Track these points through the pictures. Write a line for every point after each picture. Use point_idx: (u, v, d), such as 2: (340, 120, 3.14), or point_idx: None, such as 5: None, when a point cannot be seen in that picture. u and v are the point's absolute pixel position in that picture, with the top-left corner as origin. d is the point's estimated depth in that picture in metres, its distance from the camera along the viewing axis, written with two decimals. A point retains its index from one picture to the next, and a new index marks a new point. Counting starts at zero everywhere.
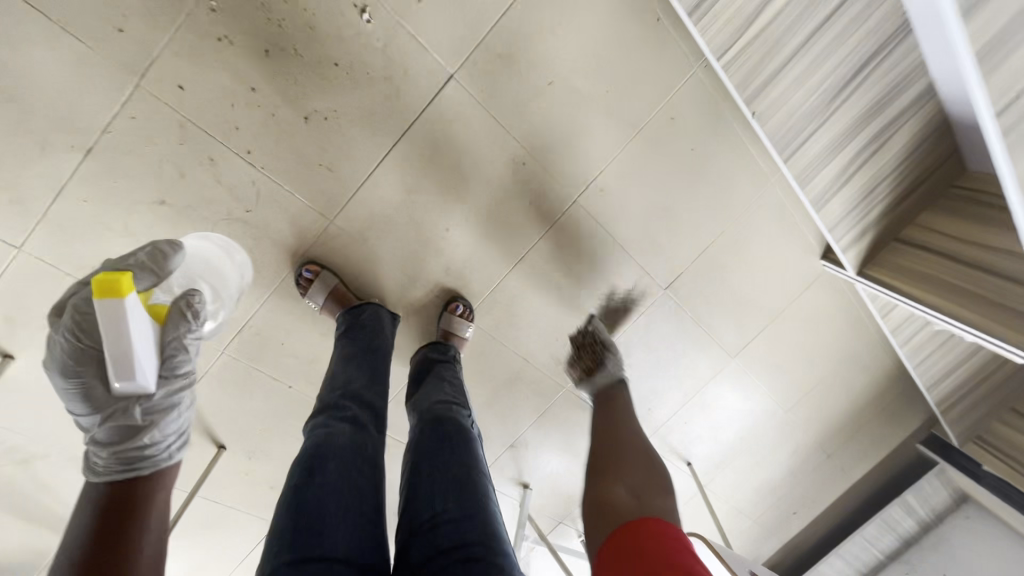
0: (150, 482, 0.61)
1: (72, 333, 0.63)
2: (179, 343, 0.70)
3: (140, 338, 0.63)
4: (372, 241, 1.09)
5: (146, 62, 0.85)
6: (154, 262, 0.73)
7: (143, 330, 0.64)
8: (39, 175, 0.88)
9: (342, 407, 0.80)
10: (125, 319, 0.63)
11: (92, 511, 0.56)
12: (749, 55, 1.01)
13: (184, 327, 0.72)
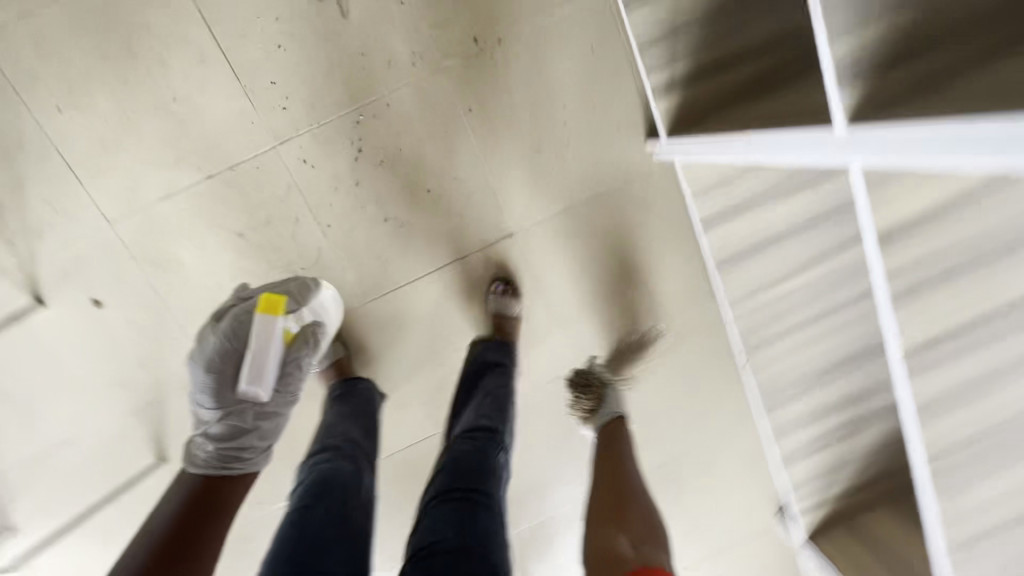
0: (235, 476, 0.84)
1: (222, 350, 0.86)
2: (292, 363, 0.92)
3: (263, 359, 0.86)
4: (389, 332, 1.20)
5: (290, 136, 1.06)
6: (300, 294, 0.97)
7: (271, 349, 0.87)
8: (161, 178, 1.05)
9: (341, 447, 0.83)
10: (265, 337, 0.87)
11: (195, 486, 0.80)
12: (757, 314, 1.17)
13: (303, 350, 0.93)
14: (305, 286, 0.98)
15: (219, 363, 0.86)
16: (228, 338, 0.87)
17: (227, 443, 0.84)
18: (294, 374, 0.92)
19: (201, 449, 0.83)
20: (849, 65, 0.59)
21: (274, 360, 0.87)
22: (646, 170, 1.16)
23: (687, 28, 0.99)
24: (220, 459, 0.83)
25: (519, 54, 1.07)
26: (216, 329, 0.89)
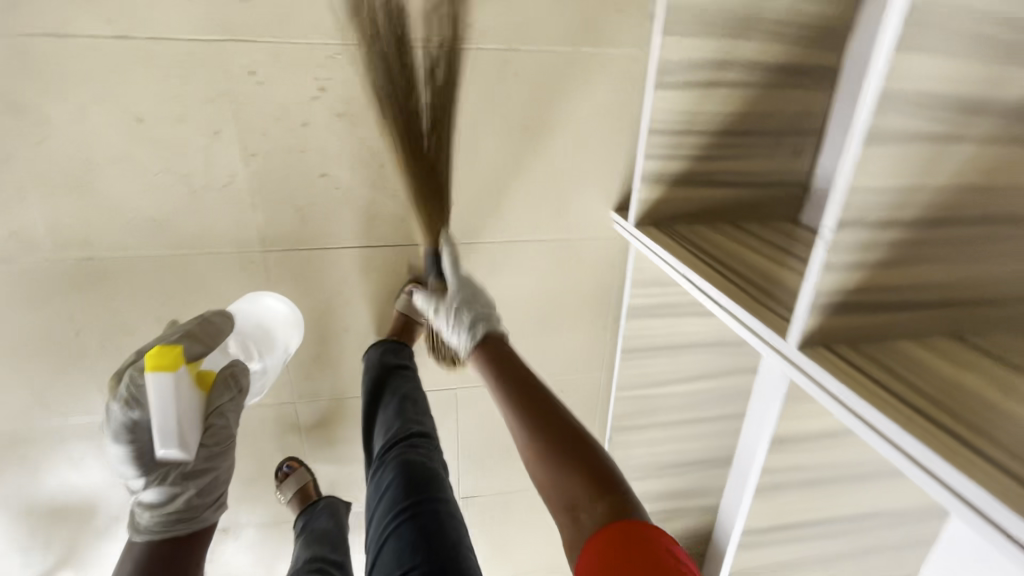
0: (191, 534, 0.93)
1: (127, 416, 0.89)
2: (216, 411, 0.96)
3: (182, 413, 0.89)
4: (280, 289, 1.07)
5: (244, 38, 0.87)
6: (204, 336, 0.95)
7: (185, 403, 0.89)
8: (58, 11, 0.81)
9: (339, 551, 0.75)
10: (168, 396, 0.86)
11: (145, 553, 0.88)
12: (637, 403, 1.23)
13: (225, 395, 0.97)
14: (213, 318, 0.97)
15: (131, 430, 0.90)
16: (131, 406, 0.89)
17: (171, 508, 0.91)
18: (215, 428, 0.96)
19: (142, 519, 0.90)
20: (831, 300, 0.57)
21: (187, 413, 0.89)
22: (603, 238, 1.14)
23: (697, 133, 0.97)
24: (177, 517, 0.92)
25: (533, 73, 0.97)
26: (115, 396, 0.90)
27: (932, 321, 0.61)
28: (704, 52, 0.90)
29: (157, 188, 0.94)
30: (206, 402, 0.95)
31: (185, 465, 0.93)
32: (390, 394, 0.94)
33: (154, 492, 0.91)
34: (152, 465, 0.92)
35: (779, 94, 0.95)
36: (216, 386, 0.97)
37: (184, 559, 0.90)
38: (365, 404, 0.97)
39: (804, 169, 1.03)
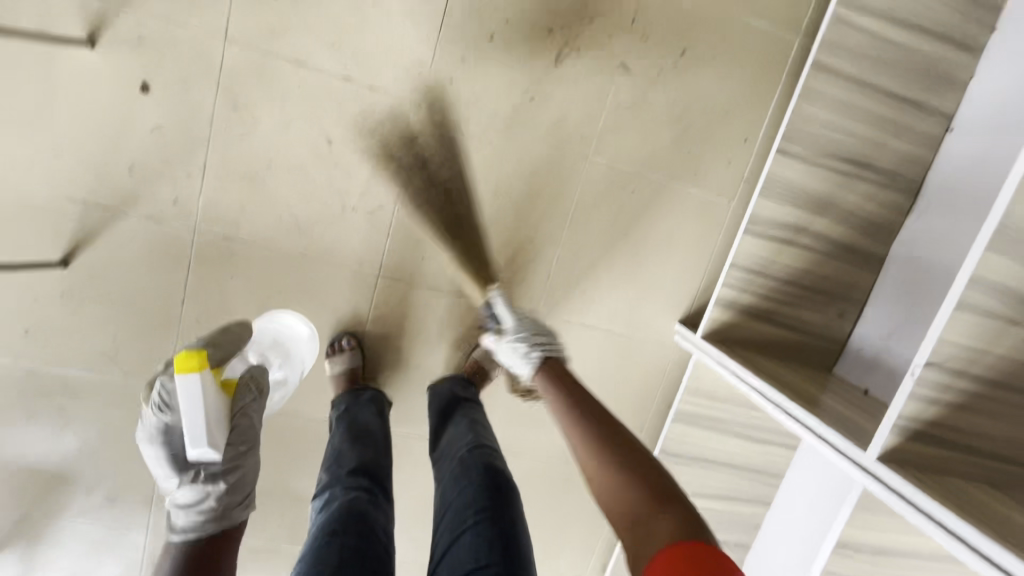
0: (229, 532, 0.82)
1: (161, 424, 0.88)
2: (241, 411, 0.94)
3: (209, 413, 0.87)
4: (376, 311, 1.16)
5: (436, 105, 1.07)
6: (224, 343, 0.97)
7: (212, 404, 0.88)
8: (304, 45, 1.00)
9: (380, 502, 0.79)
10: (197, 397, 0.86)
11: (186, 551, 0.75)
12: None
13: (247, 396, 0.96)
14: (234, 328, 1.00)
15: (165, 431, 0.88)
16: (161, 409, 0.87)
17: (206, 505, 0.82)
18: (241, 421, 0.93)
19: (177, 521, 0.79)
20: (905, 425, 0.70)
21: (216, 412, 0.88)
22: (663, 343, 1.28)
23: (768, 277, 1.16)
24: (212, 517, 0.81)
25: (647, 194, 1.18)
26: (148, 401, 0.89)
27: (977, 467, 0.74)
28: (787, 217, 1.13)
29: (315, 197, 1.07)
30: (232, 404, 0.94)
31: (213, 465, 0.86)
32: (471, 406, 1.03)
33: (186, 492, 0.82)
34: (185, 467, 0.88)
35: (836, 264, 1.16)
36: (240, 386, 0.97)
37: (219, 555, 0.77)
38: (439, 409, 1.04)
39: (846, 329, 1.21)
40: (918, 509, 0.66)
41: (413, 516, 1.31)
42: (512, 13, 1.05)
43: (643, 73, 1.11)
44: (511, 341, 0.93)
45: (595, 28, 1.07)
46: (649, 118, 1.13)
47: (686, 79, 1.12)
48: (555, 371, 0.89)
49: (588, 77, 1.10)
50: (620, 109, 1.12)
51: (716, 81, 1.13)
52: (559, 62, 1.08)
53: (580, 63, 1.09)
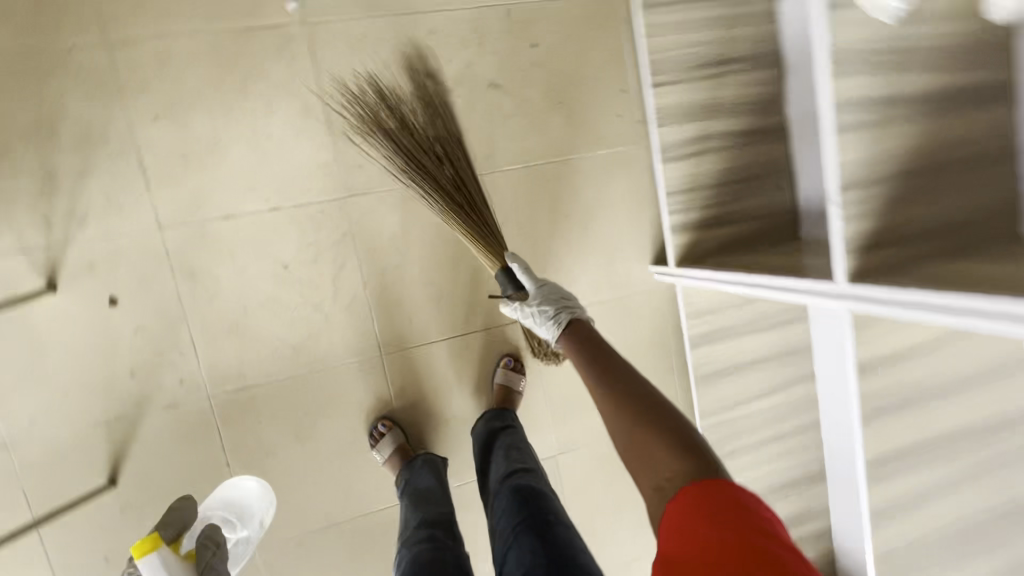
0: None
1: None
2: (210, 569, 0.91)
3: None
4: (395, 387, 1.23)
5: (359, 192, 1.17)
6: (168, 523, 0.96)
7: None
8: (228, 200, 1.11)
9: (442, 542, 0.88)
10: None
11: None
12: (722, 429, 1.34)
13: (208, 551, 0.93)
14: (182, 504, 1.01)
15: None
16: None
17: None
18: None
19: None
20: (852, 244, 0.79)
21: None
22: (649, 288, 1.36)
23: (703, 188, 1.26)
24: None
25: (568, 174, 1.29)
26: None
27: (934, 248, 0.82)
28: (689, 133, 1.24)
29: (296, 318, 1.16)
30: (197, 568, 0.90)
31: None
32: (505, 437, 1.08)
33: None
34: None
35: (751, 149, 1.27)
36: (199, 543, 0.94)
37: None
38: (483, 447, 1.09)
39: (790, 197, 1.31)
40: (891, 301, 0.75)
41: None
42: (382, 88, 1.17)
43: (511, 81, 1.23)
44: (540, 310, 1.02)
45: (455, 66, 1.20)
46: (537, 113, 1.25)
47: (549, 67, 1.25)
48: (578, 330, 0.99)
49: (469, 106, 1.22)
50: (509, 118, 1.24)
51: (574, 57, 1.26)
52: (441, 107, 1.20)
53: (458, 99, 1.21)
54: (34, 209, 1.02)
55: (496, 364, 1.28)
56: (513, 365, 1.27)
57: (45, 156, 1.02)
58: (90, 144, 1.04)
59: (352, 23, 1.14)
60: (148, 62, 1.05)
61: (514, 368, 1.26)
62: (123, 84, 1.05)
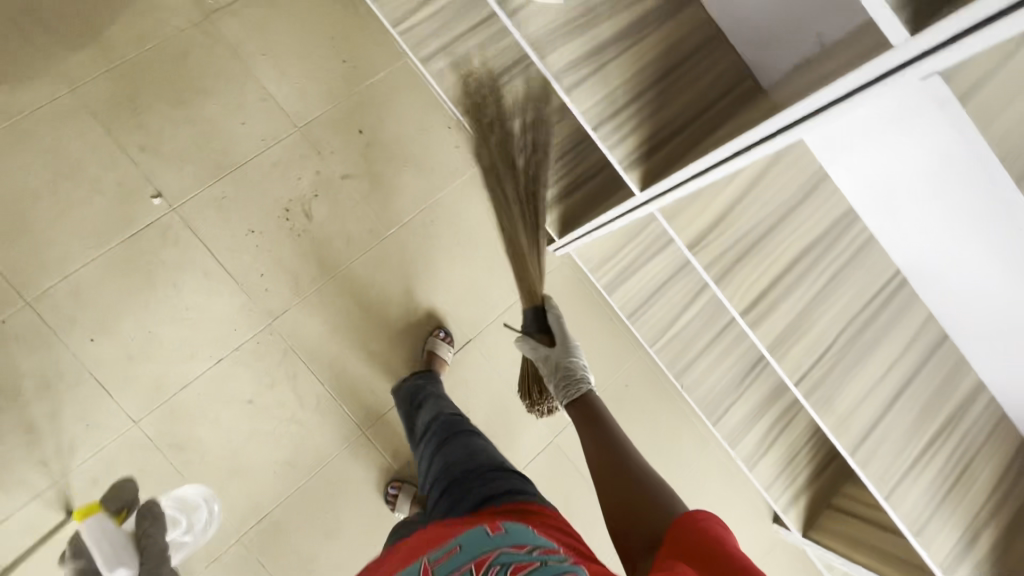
0: None
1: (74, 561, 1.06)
2: (144, 530, 1.08)
3: (109, 551, 1.04)
4: (389, 451, 1.38)
5: (281, 312, 1.36)
6: (116, 493, 1.15)
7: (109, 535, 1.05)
8: (179, 373, 1.28)
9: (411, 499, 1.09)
10: (95, 532, 1.04)
11: None
12: (674, 346, 1.46)
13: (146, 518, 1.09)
14: (122, 483, 1.17)
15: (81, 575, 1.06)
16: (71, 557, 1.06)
17: None
18: (152, 542, 1.07)
19: None
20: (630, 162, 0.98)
21: (108, 549, 1.04)
22: (554, 266, 1.54)
23: (547, 168, 1.43)
24: None
25: (441, 213, 1.49)
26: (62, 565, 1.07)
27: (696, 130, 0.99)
28: None
29: (280, 437, 1.32)
30: (130, 538, 1.08)
31: None
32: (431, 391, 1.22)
33: None
34: None
35: None
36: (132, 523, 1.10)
37: None
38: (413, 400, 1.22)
39: None
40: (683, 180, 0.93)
41: None
42: (259, 225, 1.37)
43: (358, 167, 1.44)
44: (564, 363, 1.14)
45: (309, 179, 1.41)
46: (390, 180, 1.46)
47: (383, 142, 1.47)
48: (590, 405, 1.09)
49: (335, 203, 1.42)
50: (371, 196, 1.45)
51: (398, 123, 1.48)
52: (312, 214, 1.40)
53: (323, 202, 1.41)
54: (29, 458, 1.19)
55: (428, 334, 1.44)
56: (445, 335, 1.43)
57: (19, 413, 1.19)
58: (51, 385, 1.21)
59: (212, 189, 1.35)
60: (66, 300, 1.24)
61: (442, 340, 1.41)
62: (55, 326, 1.23)
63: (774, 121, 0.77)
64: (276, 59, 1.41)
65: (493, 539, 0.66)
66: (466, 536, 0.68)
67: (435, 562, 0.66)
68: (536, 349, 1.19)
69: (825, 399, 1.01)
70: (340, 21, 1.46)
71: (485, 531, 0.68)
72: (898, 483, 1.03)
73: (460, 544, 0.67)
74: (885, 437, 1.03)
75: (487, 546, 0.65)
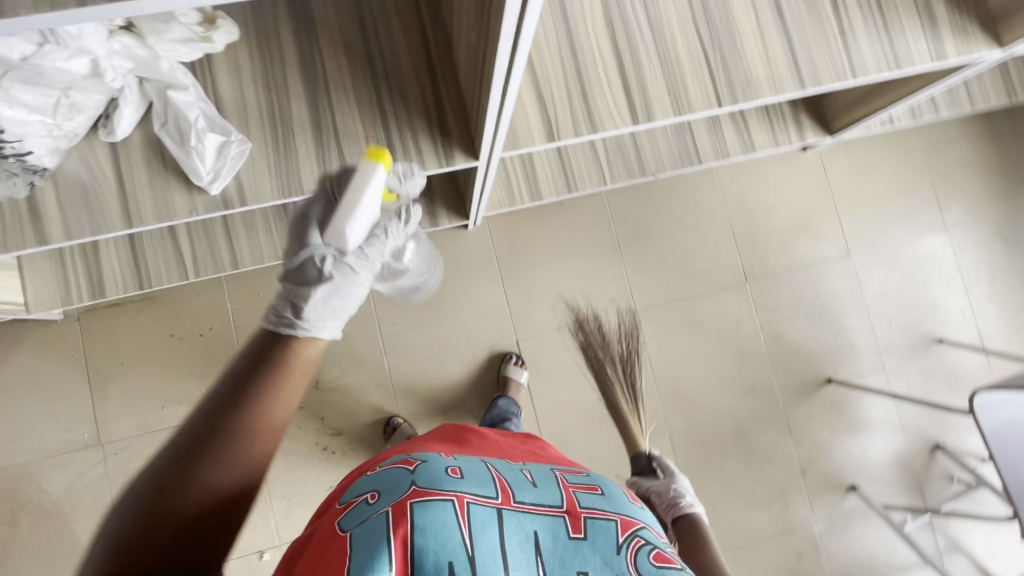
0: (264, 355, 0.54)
1: (320, 195, 0.66)
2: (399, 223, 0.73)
3: (365, 216, 0.64)
4: (577, 453, 1.48)
5: None
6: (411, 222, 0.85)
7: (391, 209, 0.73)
8: None
9: None
10: (359, 186, 0.63)
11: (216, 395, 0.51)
12: (618, 164, 1.44)
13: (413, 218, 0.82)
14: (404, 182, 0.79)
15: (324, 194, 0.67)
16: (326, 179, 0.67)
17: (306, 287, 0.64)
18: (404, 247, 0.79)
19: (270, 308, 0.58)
20: (441, 156, 0.91)
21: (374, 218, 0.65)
22: (489, 231, 1.50)
23: None
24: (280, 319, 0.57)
25: (389, 312, 1.46)
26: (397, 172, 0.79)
27: (446, 79, 0.89)
28: None
29: None
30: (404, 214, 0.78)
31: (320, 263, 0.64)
32: (506, 420, 1.22)
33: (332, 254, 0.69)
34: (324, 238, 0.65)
35: None
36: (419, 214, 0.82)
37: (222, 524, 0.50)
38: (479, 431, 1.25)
39: None
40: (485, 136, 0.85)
41: (717, 338, 1.58)
42: (327, 479, 1.40)
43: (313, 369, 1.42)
44: (665, 489, 1.10)
45: (304, 418, 1.40)
46: (338, 345, 1.43)
47: None
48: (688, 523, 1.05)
49: (336, 404, 1.42)
50: (344, 368, 1.43)
51: None
52: (339, 428, 1.42)
53: (331, 414, 1.42)
54: None
55: (500, 363, 1.47)
56: (517, 357, 1.46)
57: None
58: None
59: (276, 506, 1.37)
60: None
61: (512, 361, 1.45)
62: None
63: (498, 58, 0.64)
64: (171, 396, 1.37)
65: (632, 509, 0.68)
66: (607, 488, 0.70)
67: (578, 492, 0.68)
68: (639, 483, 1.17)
69: (746, 81, 0.99)
70: (158, 318, 1.38)
71: (622, 498, 0.70)
72: (851, 58, 1.01)
73: (602, 489, 0.70)
74: (806, 45, 1.00)
75: (629, 513, 0.66)
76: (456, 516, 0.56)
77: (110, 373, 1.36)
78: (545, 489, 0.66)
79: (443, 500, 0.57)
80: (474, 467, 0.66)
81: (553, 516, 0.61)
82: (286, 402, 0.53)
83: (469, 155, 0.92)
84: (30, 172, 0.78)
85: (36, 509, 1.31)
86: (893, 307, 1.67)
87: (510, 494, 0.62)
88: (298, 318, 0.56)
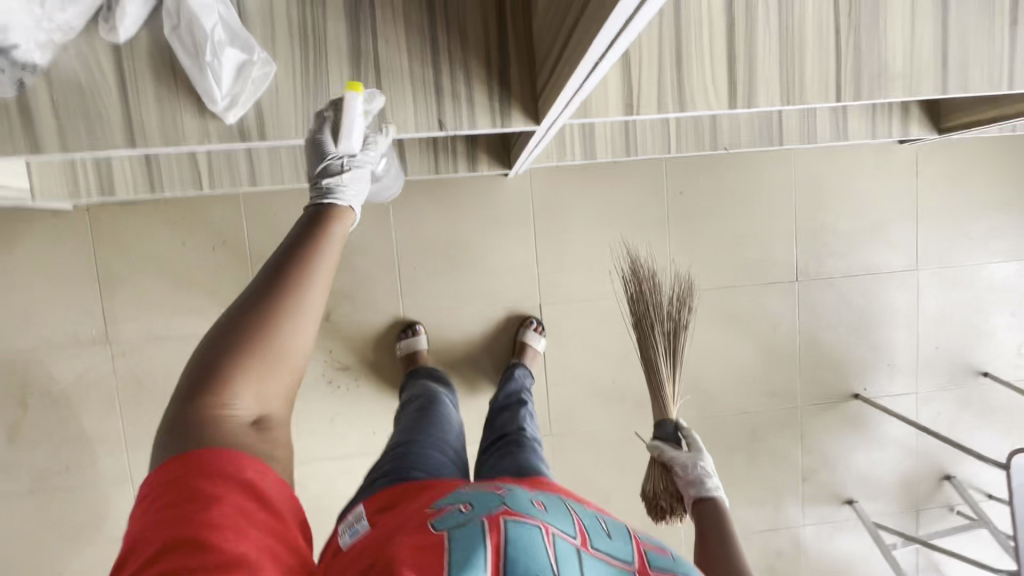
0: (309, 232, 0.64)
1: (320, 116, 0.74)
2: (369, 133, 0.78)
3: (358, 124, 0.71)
4: (580, 426, 1.45)
5: None
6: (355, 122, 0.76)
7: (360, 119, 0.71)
8: None
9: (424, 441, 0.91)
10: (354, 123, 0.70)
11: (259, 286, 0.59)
12: (687, 131, 1.27)
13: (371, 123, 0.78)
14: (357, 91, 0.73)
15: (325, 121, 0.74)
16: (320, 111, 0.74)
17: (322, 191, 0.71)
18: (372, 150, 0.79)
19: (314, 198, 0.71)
20: (498, 113, 0.76)
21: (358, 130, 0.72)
22: (529, 183, 1.37)
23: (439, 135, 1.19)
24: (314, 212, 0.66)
25: (410, 254, 1.37)
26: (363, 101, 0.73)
27: (518, 20, 0.74)
28: None
29: None
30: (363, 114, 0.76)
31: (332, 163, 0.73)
32: (521, 404, 1.13)
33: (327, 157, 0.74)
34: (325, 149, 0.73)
35: None
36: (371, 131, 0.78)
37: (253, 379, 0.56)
38: (490, 405, 1.17)
39: None
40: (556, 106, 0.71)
41: (749, 334, 1.48)
42: (329, 411, 1.39)
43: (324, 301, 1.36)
44: (685, 464, 0.98)
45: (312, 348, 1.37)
46: (351, 280, 1.36)
47: None
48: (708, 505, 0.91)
49: (346, 340, 1.38)
50: (358, 304, 1.37)
51: None
52: (345, 364, 1.38)
53: (339, 349, 1.38)
54: None
55: (519, 326, 1.41)
56: (536, 323, 1.39)
57: None
58: None
59: None
60: None
61: (533, 326, 1.38)
62: None
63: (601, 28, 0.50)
64: (180, 306, 1.33)
65: None
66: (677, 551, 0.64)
67: (648, 551, 0.62)
68: (659, 450, 1.05)
69: (877, 73, 0.80)
70: (170, 225, 1.31)
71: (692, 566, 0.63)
72: (1012, 62, 0.82)
73: (671, 552, 0.64)
74: (964, 36, 0.80)
75: None
76: (544, 540, 0.56)
77: (119, 274, 1.32)
78: (617, 539, 0.62)
79: (530, 524, 0.57)
80: (556, 505, 0.65)
81: (625, 568, 0.58)
82: (316, 297, 0.60)
83: (530, 119, 0.78)
84: (19, 67, 0.68)
85: (44, 395, 1.33)
86: (944, 331, 1.54)
87: (588, 538, 0.60)
88: (338, 190, 0.70)
